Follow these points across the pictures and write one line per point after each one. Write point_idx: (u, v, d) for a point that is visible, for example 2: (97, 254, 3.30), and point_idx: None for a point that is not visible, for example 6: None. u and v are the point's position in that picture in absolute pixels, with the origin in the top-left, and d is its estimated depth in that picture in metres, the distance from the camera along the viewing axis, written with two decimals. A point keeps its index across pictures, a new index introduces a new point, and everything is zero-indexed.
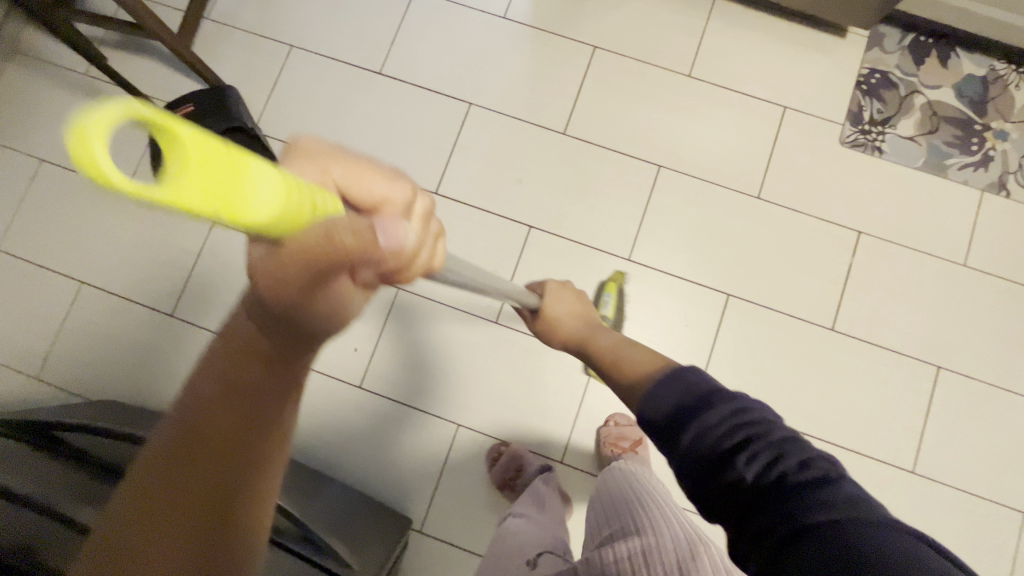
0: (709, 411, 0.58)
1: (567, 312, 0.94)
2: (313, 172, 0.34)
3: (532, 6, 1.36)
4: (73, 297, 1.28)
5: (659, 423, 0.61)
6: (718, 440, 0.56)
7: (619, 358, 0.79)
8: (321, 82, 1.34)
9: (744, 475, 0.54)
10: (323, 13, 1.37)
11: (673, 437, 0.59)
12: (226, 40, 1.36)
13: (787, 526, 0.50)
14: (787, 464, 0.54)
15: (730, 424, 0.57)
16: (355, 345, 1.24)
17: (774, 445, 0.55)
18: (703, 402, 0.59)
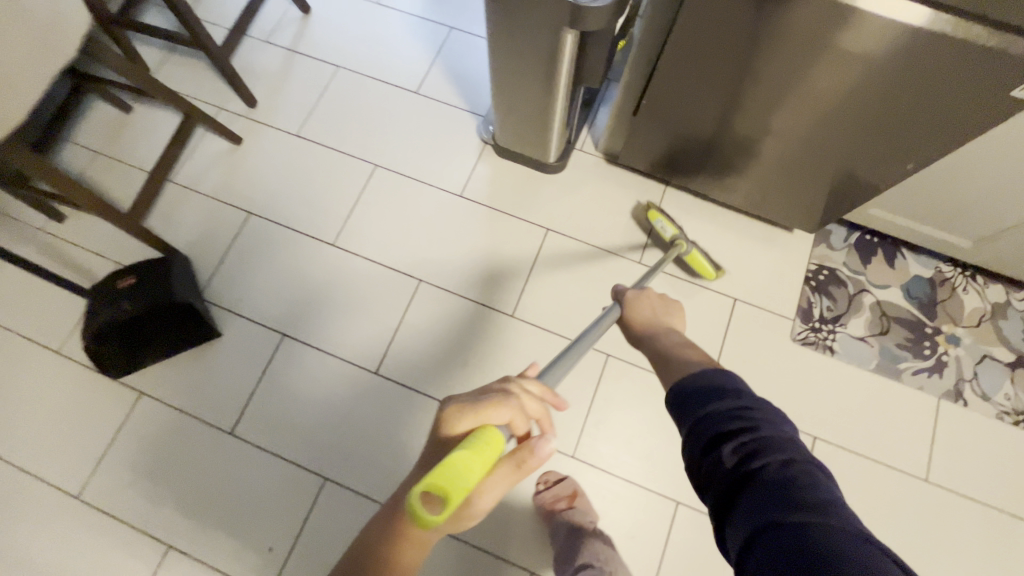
0: (723, 399, 0.63)
1: (646, 317, 0.95)
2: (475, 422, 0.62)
3: (490, 184, 1.40)
4: None
5: (683, 399, 0.66)
6: (725, 421, 0.61)
7: (675, 356, 0.80)
8: (275, 250, 1.35)
9: (744, 452, 0.57)
10: (287, 181, 1.41)
11: (689, 408, 0.64)
12: (186, 202, 1.38)
13: (763, 499, 0.53)
14: (780, 454, 0.56)
15: (736, 411, 0.61)
16: (271, 545, 1.15)
17: (768, 436, 0.58)
18: (722, 394, 0.63)
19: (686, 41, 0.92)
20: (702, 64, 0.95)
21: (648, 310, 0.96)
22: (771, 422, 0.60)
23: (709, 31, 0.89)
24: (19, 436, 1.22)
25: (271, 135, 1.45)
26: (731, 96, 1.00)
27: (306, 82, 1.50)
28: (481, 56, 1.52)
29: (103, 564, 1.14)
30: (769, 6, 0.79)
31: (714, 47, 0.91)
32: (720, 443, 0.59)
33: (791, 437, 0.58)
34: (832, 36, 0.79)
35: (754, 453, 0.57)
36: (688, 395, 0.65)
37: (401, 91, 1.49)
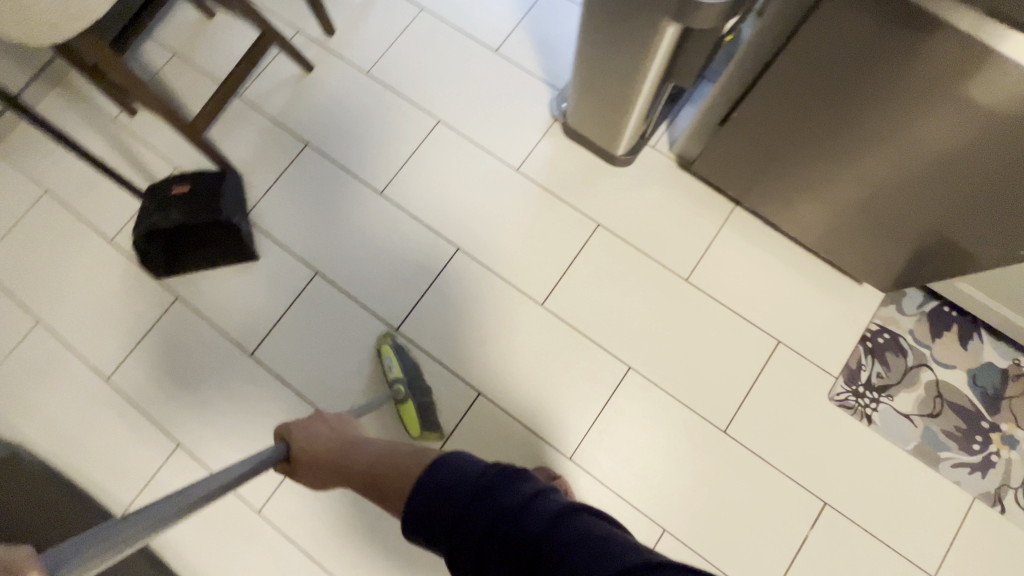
0: (473, 473, 0.58)
1: (326, 447, 0.80)
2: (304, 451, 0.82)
3: (548, 165, 1.34)
4: (26, 332, 1.29)
5: (429, 502, 0.57)
6: (480, 507, 0.55)
7: (392, 455, 0.72)
8: (324, 186, 1.35)
9: (514, 536, 0.52)
10: (348, 118, 1.39)
11: (482, 497, 0.56)
12: (248, 121, 1.38)
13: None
14: (541, 516, 0.53)
15: (493, 487, 0.56)
16: None
17: (526, 501, 0.54)
18: (465, 471, 0.59)
19: (795, 58, 0.82)
20: (805, 87, 0.86)
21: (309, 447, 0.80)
22: (504, 483, 0.56)
23: (820, 55, 0.79)
24: (65, 311, 1.30)
25: (341, 68, 1.42)
26: (830, 127, 0.90)
27: (386, 18, 1.45)
28: (569, 24, 1.42)
29: (117, 449, 1.22)
30: (894, 36, 0.69)
31: (820, 73, 0.81)
32: (495, 541, 0.53)
33: (539, 489, 0.56)
34: (960, 83, 0.69)
35: (534, 534, 0.52)
36: (448, 503, 0.56)
37: (479, 46, 1.42)
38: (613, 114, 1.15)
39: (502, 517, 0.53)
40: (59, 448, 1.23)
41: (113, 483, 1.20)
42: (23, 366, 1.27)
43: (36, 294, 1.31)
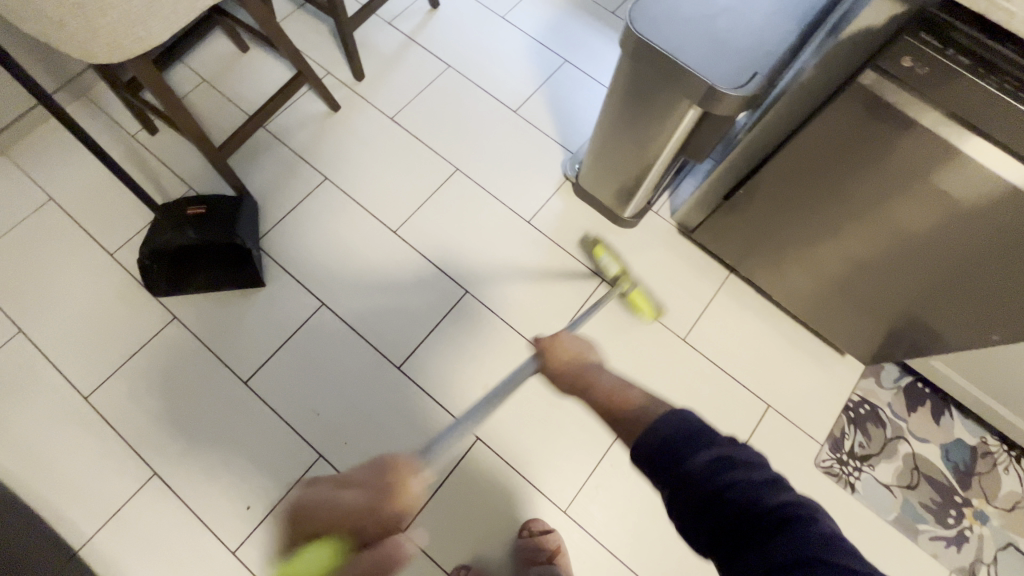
0: (706, 438, 0.63)
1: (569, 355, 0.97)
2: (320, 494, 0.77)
3: (559, 219, 1.41)
4: (3, 342, 1.23)
5: (658, 450, 0.64)
6: (711, 469, 0.60)
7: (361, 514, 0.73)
8: (339, 220, 1.37)
9: (730, 497, 0.58)
10: (369, 158, 1.44)
11: (674, 454, 0.62)
12: (270, 151, 1.42)
13: (776, 558, 0.52)
14: (766, 498, 0.56)
15: (723, 458, 0.60)
16: (249, 505, 1.14)
17: (759, 480, 0.58)
18: (692, 433, 0.63)
19: (796, 146, 0.92)
20: (790, 169, 0.97)
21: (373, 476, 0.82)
22: (739, 459, 0.60)
23: (803, 142, 0.91)
24: (50, 322, 1.25)
25: (367, 111, 1.48)
26: (814, 206, 1.00)
27: (414, 71, 1.54)
28: (584, 95, 1.55)
29: (86, 474, 1.14)
30: (879, 132, 0.79)
31: (802, 158, 0.93)
32: (716, 500, 0.58)
33: (771, 477, 0.59)
34: (930, 174, 0.78)
35: (753, 505, 0.56)
36: (674, 443, 0.62)
37: (500, 105, 1.52)
38: (626, 179, 1.24)
39: (732, 486, 0.58)
40: (20, 469, 1.14)
41: (76, 512, 1.11)
42: None
43: (21, 303, 1.26)
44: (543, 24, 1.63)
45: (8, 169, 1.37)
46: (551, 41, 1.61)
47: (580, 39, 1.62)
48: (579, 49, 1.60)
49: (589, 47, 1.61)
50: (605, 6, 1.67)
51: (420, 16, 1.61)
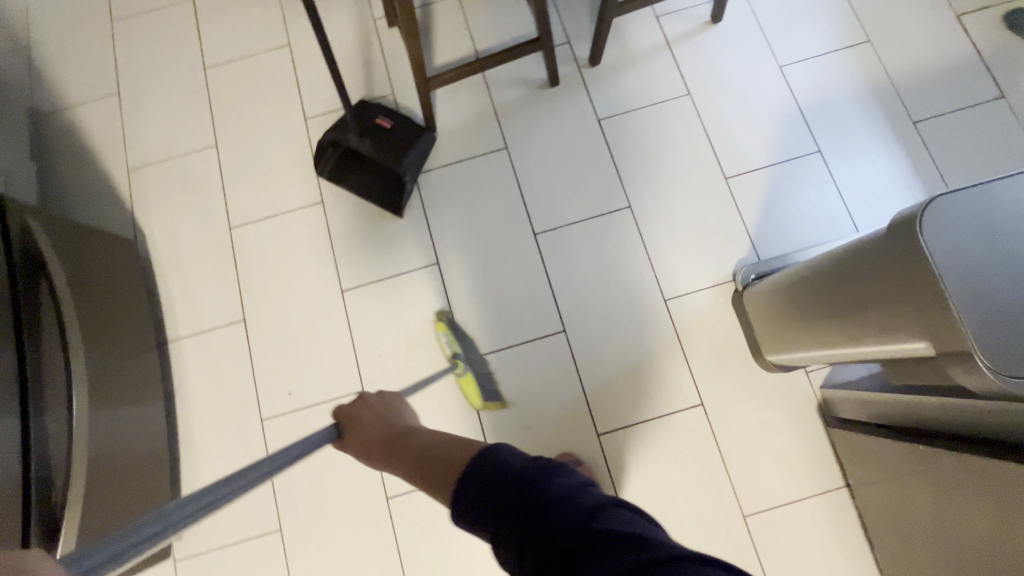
0: (528, 466, 0.54)
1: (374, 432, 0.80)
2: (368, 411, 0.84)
3: (697, 316, 1.24)
4: (201, 147, 1.42)
5: (467, 481, 0.56)
6: (533, 492, 0.51)
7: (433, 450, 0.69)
8: (493, 193, 1.34)
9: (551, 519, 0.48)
10: (554, 148, 1.36)
11: (478, 477, 0.55)
12: (473, 96, 1.40)
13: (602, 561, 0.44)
14: (580, 506, 0.49)
15: (538, 476, 0.53)
16: (291, 392, 1.26)
17: (567, 491, 0.50)
18: (511, 466, 0.55)
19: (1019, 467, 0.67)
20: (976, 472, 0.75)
21: (356, 421, 0.83)
22: (550, 469, 0.53)
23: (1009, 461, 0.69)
24: (238, 150, 1.41)
25: (581, 101, 1.38)
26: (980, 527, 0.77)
27: (650, 82, 1.39)
28: (811, 200, 1.29)
29: (201, 288, 1.33)
30: None
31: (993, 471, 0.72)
32: (537, 520, 0.49)
33: (578, 483, 0.52)
34: None
35: (571, 514, 0.48)
36: (479, 484, 0.54)
37: (713, 162, 1.33)
38: (791, 332, 1.04)
39: (545, 502, 0.50)
40: (165, 254, 1.35)
41: (181, 315, 1.31)
42: (183, 171, 1.40)
43: (227, 123, 1.43)
44: (819, 97, 1.35)
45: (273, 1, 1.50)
46: (815, 121, 1.34)
47: (850, 134, 1.32)
48: (841, 144, 1.32)
49: (854, 150, 1.31)
50: (908, 110, 1.33)
51: (691, 25, 1.41)
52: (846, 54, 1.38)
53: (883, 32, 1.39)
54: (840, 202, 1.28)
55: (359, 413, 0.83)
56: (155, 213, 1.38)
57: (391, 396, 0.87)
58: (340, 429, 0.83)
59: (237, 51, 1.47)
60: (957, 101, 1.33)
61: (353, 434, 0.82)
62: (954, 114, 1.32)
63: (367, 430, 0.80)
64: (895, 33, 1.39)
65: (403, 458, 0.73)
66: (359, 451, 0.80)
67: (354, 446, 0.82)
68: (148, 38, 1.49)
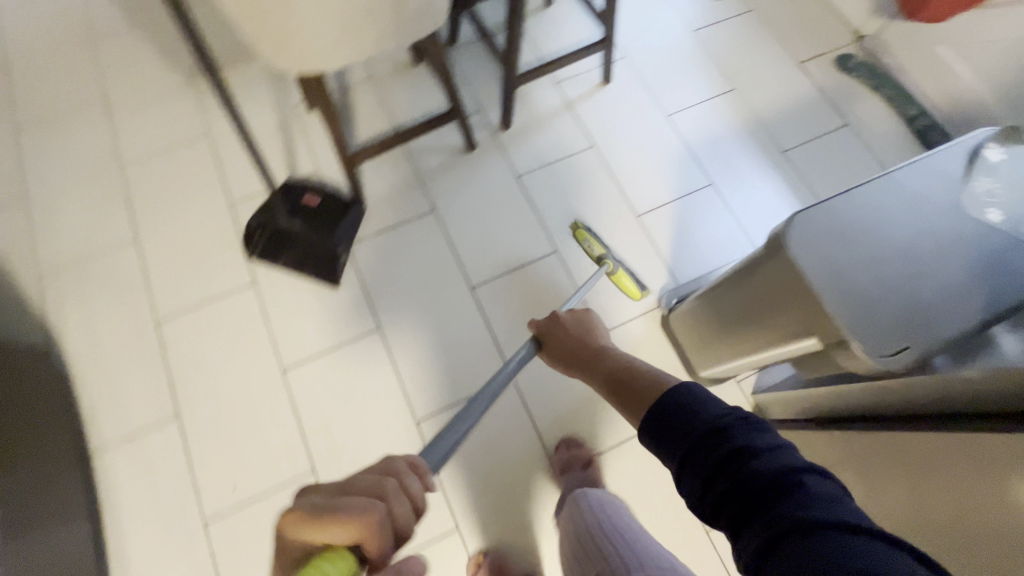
0: (725, 416, 0.59)
1: (572, 347, 0.96)
2: (569, 320, 1.03)
3: (633, 344, 1.32)
4: (121, 243, 1.38)
5: (656, 417, 0.63)
6: (722, 442, 0.57)
7: (628, 371, 0.79)
8: (426, 253, 1.39)
9: (739, 467, 0.54)
10: (479, 205, 1.45)
11: (668, 420, 0.62)
12: (397, 166, 1.47)
13: (779, 524, 0.49)
14: (775, 463, 0.53)
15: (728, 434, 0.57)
16: (236, 485, 1.19)
17: (761, 448, 0.54)
18: (704, 413, 0.60)
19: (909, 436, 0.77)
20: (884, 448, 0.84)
21: (557, 330, 1.01)
22: (756, 425, 0.57)
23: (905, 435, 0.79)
24: (161, 242, 1.39)
25: (498, 161, 1.50)
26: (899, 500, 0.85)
27: (558, 139, 1.53)
28: (713, 225, 1.44)
29: (127, 388, 1.26)
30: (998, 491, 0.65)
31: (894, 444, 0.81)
32: (720, 470, 0.55)
33: (782, 441, 0.55)
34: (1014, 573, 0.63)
35: (759, 470, 0.53)
36: (669, 419, 0.62)
37: (625, 203, 1.46)
38: (714, 347, 1.13)
39: (738, 455, 0.55)
40: (85, 358, 1.28)
41: (106, 422, 1.23)
42: (101, 269, 1.36)
43: (147, 217, 1.41)
44: (704, 138, 1.55)
45: (190, 96, 1.54)
46: (705, 158, 1.52)
47: (736, 166, 1.51)
48: (729, 175, 1.50)
49: (741, 179, 1.50)
50: (778, 141, 1.55)
51: (586, 87, 1.59)
52: (720, 100, 1.60)
53: (745, 80, 1.63)
54: (739, 225, 1.44)
55: (555, 326, 1.02)
56: (72, 316, 1.31)
57: (586, 316, 1.03)
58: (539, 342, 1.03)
59: (155, 146, 1.48)
60: (815, 130, 1.56)
61: (554, 341, 1.01)
62: (814, 141, 1.55)
63: (569, 342, 0.97)
64: (755, 80, 1.63)
65: (593, 372, 0.87)
66: (552, 358, 0.99)
67: (551, 344, 1.02)
68: (59, 143, 1.48)
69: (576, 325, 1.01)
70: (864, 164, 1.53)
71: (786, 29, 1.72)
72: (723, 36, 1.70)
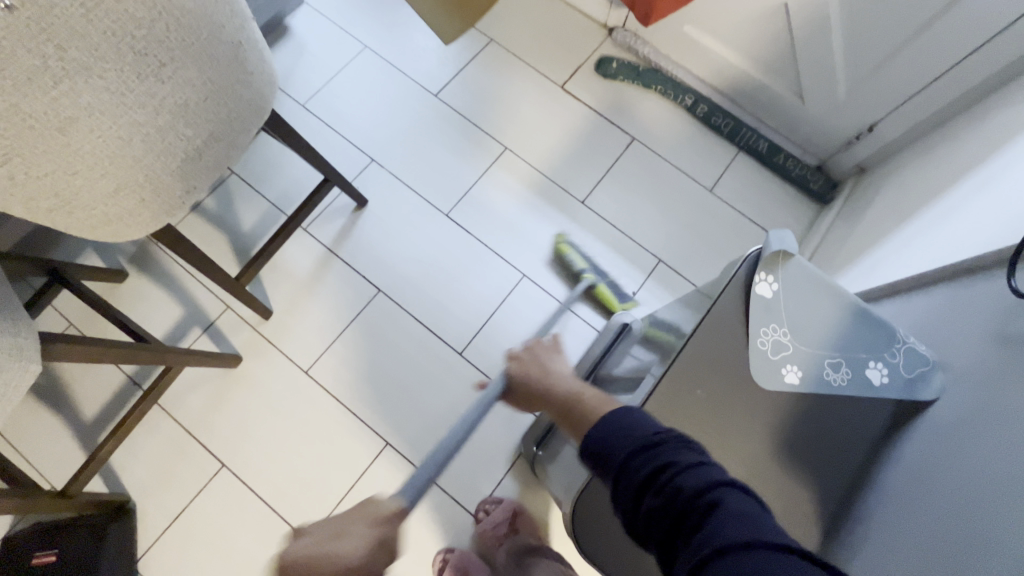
0: (643, 428, 0.50)
1: (532, 383, 0.73)
2: (525, 360, 0.78)
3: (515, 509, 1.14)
4: None
5: (587, 450, 0.51)
6: (638, 462, 0.47)
7: (574, 404, 0.64)
8: (239, 523, 1.11)
9: (662, 492, 0.44)
10: (277, 429, 1.17)
11: (595, 455, 0.50)
12: (156, 429, 1.15)
13: (713, 535, 0.40)
14: (692, 483, 0.43)
15: (662, 441, 0.47)
16: None
17: (678, 462, 0.45)
18: (632, 423, 0.50)
19: None
20: None
21: (524, 375, 0.75)
22: (673, 445, 0.47)
23: None
24: None
25: (277, 362, 1.21)
26: None
27: (335, 299, 1.25)
28: (544, 323, 1.26)
29: None
30: None
31: None
32: (646, 489, 0.46)
33: (700, 457, 0.46)
34: None
35: (671, 505, 0.43)
36: (589, 450, 0.51)
37: (442, 345, 1.23)
38: None
39: (659, 473, 0.46)
40: None
41: None
42: None
43: None
44: (495, 222, 1.33)
45: None
46: (506, 247, 1.31)
47: (542, 240, 1.32)
48: (538, 254, 1.31)
49: (552, 254, 1.31)
50: (574, 189, 1.37)
51: (342, 219, 1.31)
52: (496, 169, 1.38)
53: (513, 132, 1.41)
54: (570, 311, 1.27)
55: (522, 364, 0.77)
56: None
57: (545, 353, 0.78)
58: (504, 384, 0.79)
59: None
60: (605, 160, 1.40)
61: (517, 383, 0.77)
62: (608, 175, 1.39)
63: (531, 382, 0.74)
64: (524, 127, 1.42)
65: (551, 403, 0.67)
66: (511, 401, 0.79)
67: (518, 398, 0.78)
68: None
69: (534, 364, 0.77)
70: (666, 179, 1.39)
71: (534, 48, 1.49)
72: (470, 86, 1.45)
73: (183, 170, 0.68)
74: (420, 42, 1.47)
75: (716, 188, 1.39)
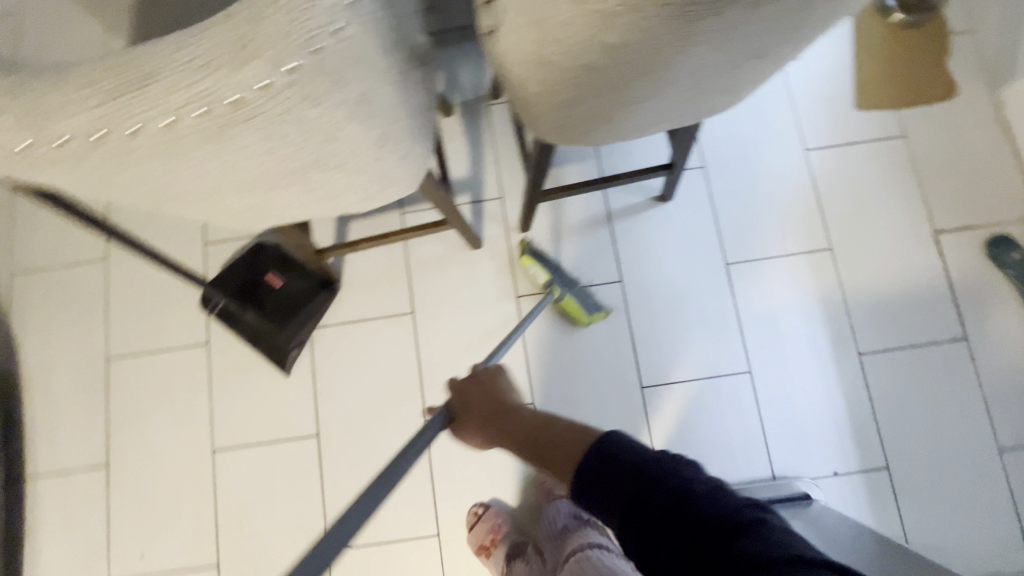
0: (656, 457, 0.58)
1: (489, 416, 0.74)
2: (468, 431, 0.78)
3: None
4: (89, 261, 1.30)
5: (616, 464, 0.58)
6: (657, 486, 0.55)
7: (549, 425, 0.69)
8: (390, 362, 1.22)
9: (699, 505, 0.53)
10: (464, 319, 1.24)
11: (601, 476, 0.59)
12: (389, 247, 1.27)
13: (742, 540, 0.50)
14: (713, 505, 0.53)
15: (668, 465, 0.57)
16: (144, 553, 1.18)
17: (700, 490, 0.54)
18: (632, 454, 0.59)
19: None
20: None
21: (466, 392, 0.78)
22: (682, 466, 0.57)
23: None
24: (128, 270, 1.29)
25: (501, 270, 1.25)
26: None
27: (580, 260, 1.25)
28: (728, 425, 1.17)
29: (67, 422, 1.24)
30: None
31: None
32: (672, 510, 0.54)
33: (678, 458, 0.58)
34: None
35: (705, 521, 0.52)
36: (593, 469, 0.59)
37: (632, 367, 1.20)
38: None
39: (684, 502, 0.54)
40: (36, 376, 1.26)
41: (41, 450, 1.23)
42: (65, 284, 1.29)
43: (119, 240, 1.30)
44: (760, 305, 1.22)
45: None
46: (751, 335, 1.21)
47: (788, 355, 1.20)
48: (774, 365, 1.19)
49: (787, 376, 1.19)
50: (858, 334, 1.20)
51: (636, 199, 1.27)
52: (801, 260, 1.24)
53: (846, 239, 1.24)
54: (760, 437, 1.16)
55: (465, 391, 0.77)
56: (30, 329, 1.28)
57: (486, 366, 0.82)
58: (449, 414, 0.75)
59: None
60: (914, 334, 1.19)
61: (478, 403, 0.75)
62: (905, 350, 1.19)
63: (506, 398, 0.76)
64: (861, 242, 1.24)
65: (514, 432, 0.71)
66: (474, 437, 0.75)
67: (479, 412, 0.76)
68: None
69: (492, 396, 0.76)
70: (961, 403, 1.16)
71: (938, 175, 1.26)
72: (843, 165, 1.27)
73: (641, 128, 0.66)
74: (830, 91, 1.30)
75: (1007, 453, 1.14)
